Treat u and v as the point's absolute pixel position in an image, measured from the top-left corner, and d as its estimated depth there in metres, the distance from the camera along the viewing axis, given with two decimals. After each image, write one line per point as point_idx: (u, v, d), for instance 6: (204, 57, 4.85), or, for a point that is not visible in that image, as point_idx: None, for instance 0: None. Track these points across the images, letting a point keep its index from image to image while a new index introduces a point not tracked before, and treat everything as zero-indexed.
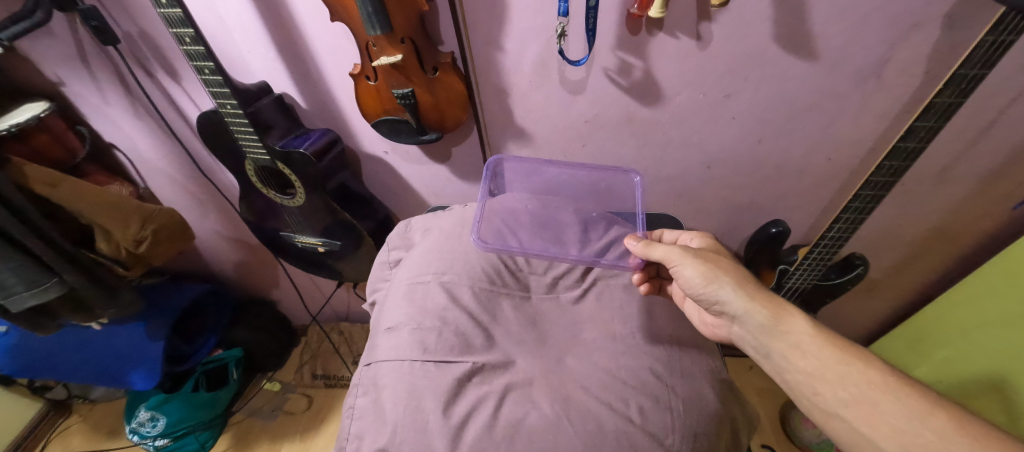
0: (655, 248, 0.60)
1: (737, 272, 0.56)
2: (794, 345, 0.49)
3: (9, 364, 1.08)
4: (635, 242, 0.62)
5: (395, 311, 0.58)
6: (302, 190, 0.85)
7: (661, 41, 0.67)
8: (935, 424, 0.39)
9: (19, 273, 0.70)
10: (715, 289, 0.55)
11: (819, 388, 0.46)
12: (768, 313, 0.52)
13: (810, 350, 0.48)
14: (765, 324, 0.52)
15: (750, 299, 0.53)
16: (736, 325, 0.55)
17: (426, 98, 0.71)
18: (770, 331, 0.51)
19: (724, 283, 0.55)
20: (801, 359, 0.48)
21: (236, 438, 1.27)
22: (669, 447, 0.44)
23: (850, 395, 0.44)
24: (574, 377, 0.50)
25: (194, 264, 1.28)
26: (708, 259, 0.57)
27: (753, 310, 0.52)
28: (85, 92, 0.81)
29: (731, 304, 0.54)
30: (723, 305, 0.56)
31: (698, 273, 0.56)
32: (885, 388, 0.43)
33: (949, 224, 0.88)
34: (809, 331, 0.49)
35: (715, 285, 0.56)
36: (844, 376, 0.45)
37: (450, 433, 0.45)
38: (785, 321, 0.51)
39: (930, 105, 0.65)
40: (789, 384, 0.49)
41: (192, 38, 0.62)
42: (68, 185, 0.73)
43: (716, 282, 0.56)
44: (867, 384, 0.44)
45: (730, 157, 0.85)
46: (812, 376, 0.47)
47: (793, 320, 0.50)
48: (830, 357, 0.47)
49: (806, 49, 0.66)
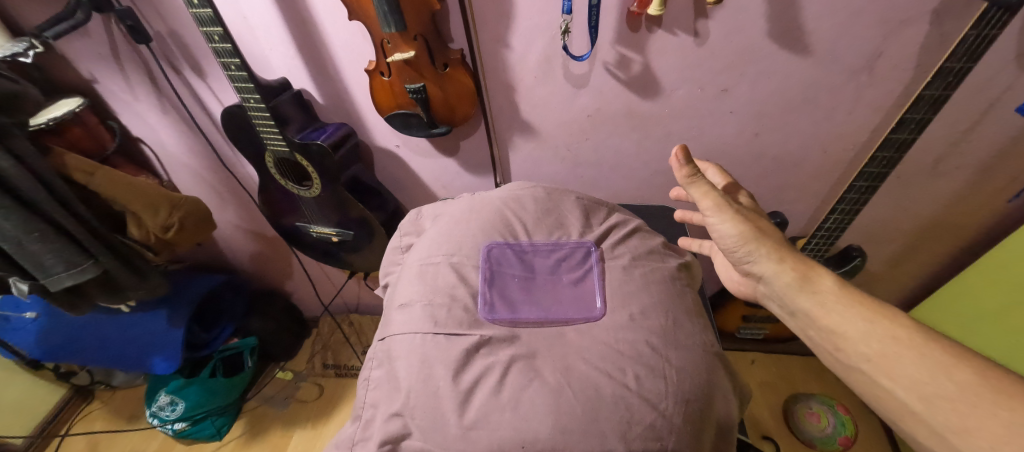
0: (695, 185, 0.55)
1: (775, 237, 0.53)
2: (820, 304, 0.48)
3: (39, 349, 1.14)
4: (682, 162, 0.53)
5: (408, 289, 0.62)
6: (318, 181, 0.89)
7: (660, 38, 0.71)
8: (959, 376, 0.40)
9: (58, 254, 0.75)
10: (748, 250, 0.53)
11: (840, 344, 0.46)
12: (797, 275, 0.50)
13: (835, 307, 0.47)
14: (791, 285, 0.50)
15: (780, 262, 0.51)
16: (763, 284, 0.54)
17: (436, 92, 0.75)
18: (797, 293, 0.49)
19: (759, 245, 0.52)
20: (824, 317, 0.47)
21: (251, 424, 1.32)
22: (663, 410, 0.47)
23: (872, 350, 0.44)
24: (575, 349, 0.53)
25: (212, 255, 1.34)
26: (748, 217, 0.53)
27: (782, 272, 0.50)
28: (116, 88, 0.87)
29: (759, 265, 0.52)
30: (752, 265, 0.53)
31: (735, 231, 0.53)
32: (909, 343, 0.43)
33: (947, 216, 0.90)
34: (835, 289, 0.48)
35: (750, 245, 0.52)
36: (868, 333, 0.45)
37: (459, 398, 0.49)
38: (812, 282, 0.49)
39: (919, 97, 0.68)
40: (812, 339, 0.50)
41: (221, 35, 0.67)
42: (104, 173, 0.79)
43: (750, 243, 0.52)
44: (892, 340, 0.43)
45: (728, 150, 0.88)
46: (832, 333, 0.47)
47: (820, 280, 0.49)
48: (854, 313, 0.46)
49: (799, 44, 0.69)
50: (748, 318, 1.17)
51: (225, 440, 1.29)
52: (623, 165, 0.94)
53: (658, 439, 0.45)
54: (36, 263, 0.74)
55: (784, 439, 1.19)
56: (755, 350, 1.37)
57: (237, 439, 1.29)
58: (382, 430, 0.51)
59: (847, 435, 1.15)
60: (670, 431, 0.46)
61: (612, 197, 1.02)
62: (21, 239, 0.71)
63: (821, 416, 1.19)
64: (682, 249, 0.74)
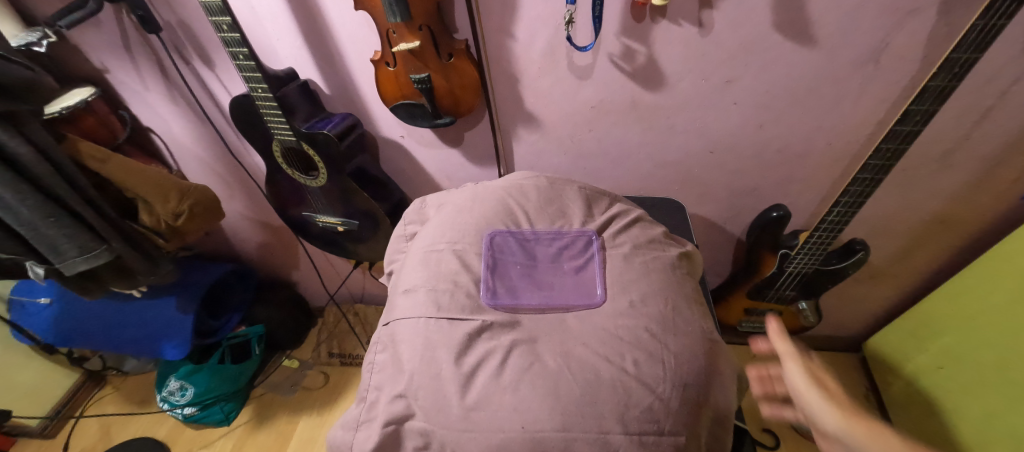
0: (785, 345, 0.58)
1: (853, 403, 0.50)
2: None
3: (53, 334, 1.16)
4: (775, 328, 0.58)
5: (412, 275, 0.63)
6: (324, 171, 0.90)
7: (664, 28, 0.71)
8: None
9: (72, 238, 0.76)
10: (818, 404, 0.51)
11: None
12: (865, 430, 0.45)
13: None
14: (859, 440, 0.45)
15: (848, 421, 0.47)
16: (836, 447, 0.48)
17: (441, 83, 0.76)
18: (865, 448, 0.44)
19: (831, 402, 0.50)
20: None
21: (258, 410, 1.35)
22: (661, 394, 0.48)
23: None
24: (575, 335, 0.54)
25: (220, 244, 1.36)
26: (829, 382, 0.53)
27: (848, 428, 0.46)
28: (126, 77, 0.88)
29: (829, 424, 0.49)
30: (822, 426, 0.50)
31: (808, 386, 0.53)
32: None
33: (952, 211, 0.90)
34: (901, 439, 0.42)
35: (822, 401, 0.51)
36: None
37: (461, 379, 0.50)
38: (881, 437, 0.44)
39: (924, 88, 0.66)
40: None
41: (229, 25, 0.68)
42: (116, 161, 0.82)
43: (824, 400, 0.51)
44: None
45: (732, 143, 0.88)
46: None
47: (890, 437, 0.43)
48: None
49: (804, 35, 0.69)
50: (750, 312, 1.16)
51: (233, 425, 1.32)
52: (626, 157, 0.94)
53: (656, 422, 0.46)
54: (51, 247, 0.75)
55: (783, 431, 1.20)
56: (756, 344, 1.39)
57: (245, 424, 1.32)
58: (385, 411, 0.52)
59: None
60: (667, 414, 0.47)
61: (615, 189, 1.03)
62: (36, 224, 0.72)
63: None
64: (683, 239, 0.74)
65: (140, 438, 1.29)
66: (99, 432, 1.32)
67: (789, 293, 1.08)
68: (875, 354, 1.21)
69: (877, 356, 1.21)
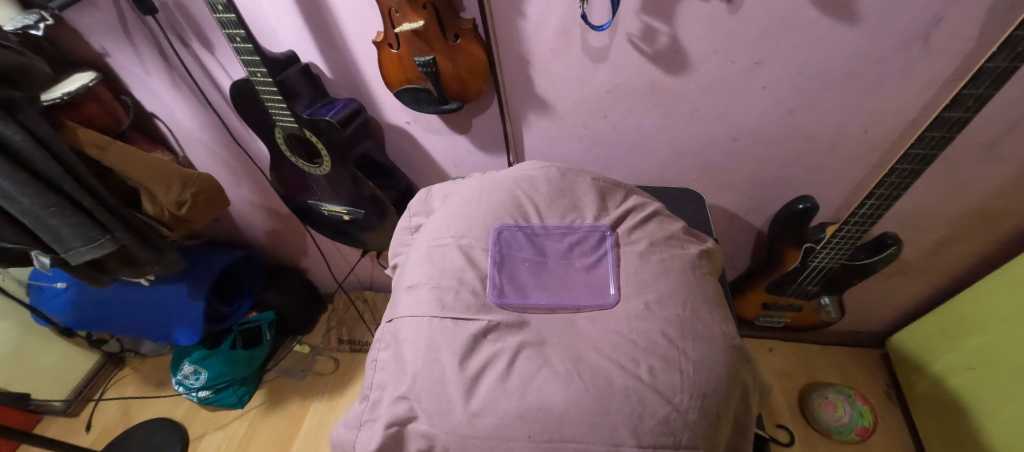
0: None
1: None
2: None
3: (70, 317, 1.18)
4: None
5: (416, 270, 0.61)
6: (328, 158, 0.87)
7: (689, 4, 0.65)
8: None
9: (75, 227, 0.75)
10: None
11: None
12: None
13: None
14: None
15: None
16: None
17: (447, 66, 0.71)
18: None
19: None
20: None
21: (270, 394, 1.37)
22: (678, 405, 0.45)
23: None
24: (586, 337, 0.51)
25: (231, 231, 1.37)
26: None
27: None
28: (126, 61, 0.86)
29: None
30: None
31: None
32: None
33: (996, 204, 0.83)
34: None
35: None
36: None
37: (465, 383, 0.48)
38: None
39: (979, 70, 0.59)
40: None
41: (223, 5, 0.64)
42: (116, 148, 0.81)
43: None
44: None
45: (756, 130, 0.82)
46: None
47: None
48: None
49: (845, 11, 0.62)
50: (768, 306, 1.12)
51: (248, 407, 1.34)
52: (642, 145, 0.90)
53: (671, 435, 0.43)
54: (55, 237, 0.75)
55: (799, 427, 1.17)
56: (772, 338, 1.35)
57: (258, 408, 1.34)
58: (388, 412, 0.50)
59: (865, 426, 1.10)
60: (685, 427, 0.44)
61: (630, 178, 0.98)
62: (39, 215, 0.71)
63: (838, 405, 1.14)
64: (703, 235, 0.70)
65: (158, 419, 1.32)
66: (119, 413, 1.36)
67: (811, 288, 1.03)
68: (899, 351, 1.16)
69: (901, 353, 1.16)
